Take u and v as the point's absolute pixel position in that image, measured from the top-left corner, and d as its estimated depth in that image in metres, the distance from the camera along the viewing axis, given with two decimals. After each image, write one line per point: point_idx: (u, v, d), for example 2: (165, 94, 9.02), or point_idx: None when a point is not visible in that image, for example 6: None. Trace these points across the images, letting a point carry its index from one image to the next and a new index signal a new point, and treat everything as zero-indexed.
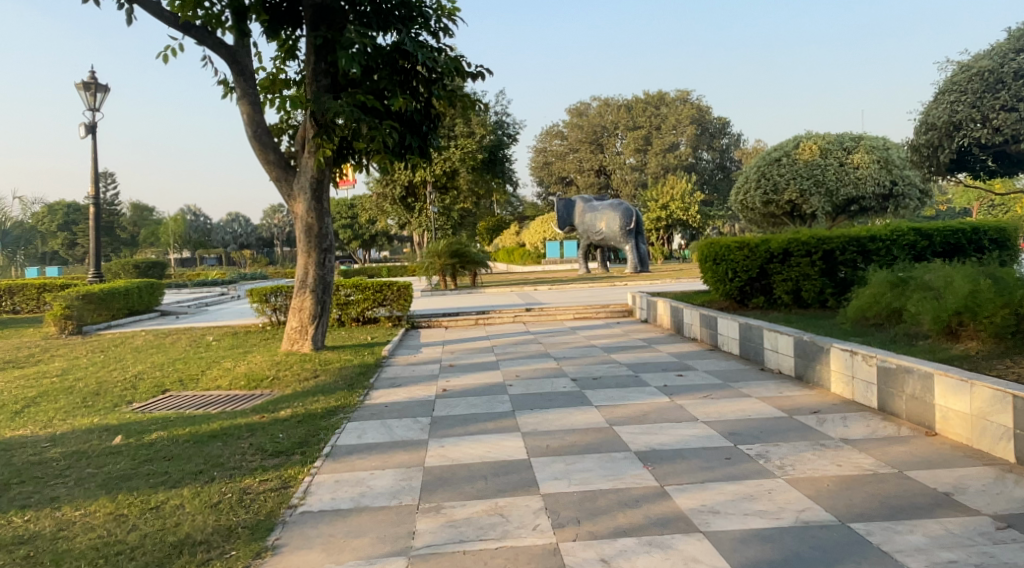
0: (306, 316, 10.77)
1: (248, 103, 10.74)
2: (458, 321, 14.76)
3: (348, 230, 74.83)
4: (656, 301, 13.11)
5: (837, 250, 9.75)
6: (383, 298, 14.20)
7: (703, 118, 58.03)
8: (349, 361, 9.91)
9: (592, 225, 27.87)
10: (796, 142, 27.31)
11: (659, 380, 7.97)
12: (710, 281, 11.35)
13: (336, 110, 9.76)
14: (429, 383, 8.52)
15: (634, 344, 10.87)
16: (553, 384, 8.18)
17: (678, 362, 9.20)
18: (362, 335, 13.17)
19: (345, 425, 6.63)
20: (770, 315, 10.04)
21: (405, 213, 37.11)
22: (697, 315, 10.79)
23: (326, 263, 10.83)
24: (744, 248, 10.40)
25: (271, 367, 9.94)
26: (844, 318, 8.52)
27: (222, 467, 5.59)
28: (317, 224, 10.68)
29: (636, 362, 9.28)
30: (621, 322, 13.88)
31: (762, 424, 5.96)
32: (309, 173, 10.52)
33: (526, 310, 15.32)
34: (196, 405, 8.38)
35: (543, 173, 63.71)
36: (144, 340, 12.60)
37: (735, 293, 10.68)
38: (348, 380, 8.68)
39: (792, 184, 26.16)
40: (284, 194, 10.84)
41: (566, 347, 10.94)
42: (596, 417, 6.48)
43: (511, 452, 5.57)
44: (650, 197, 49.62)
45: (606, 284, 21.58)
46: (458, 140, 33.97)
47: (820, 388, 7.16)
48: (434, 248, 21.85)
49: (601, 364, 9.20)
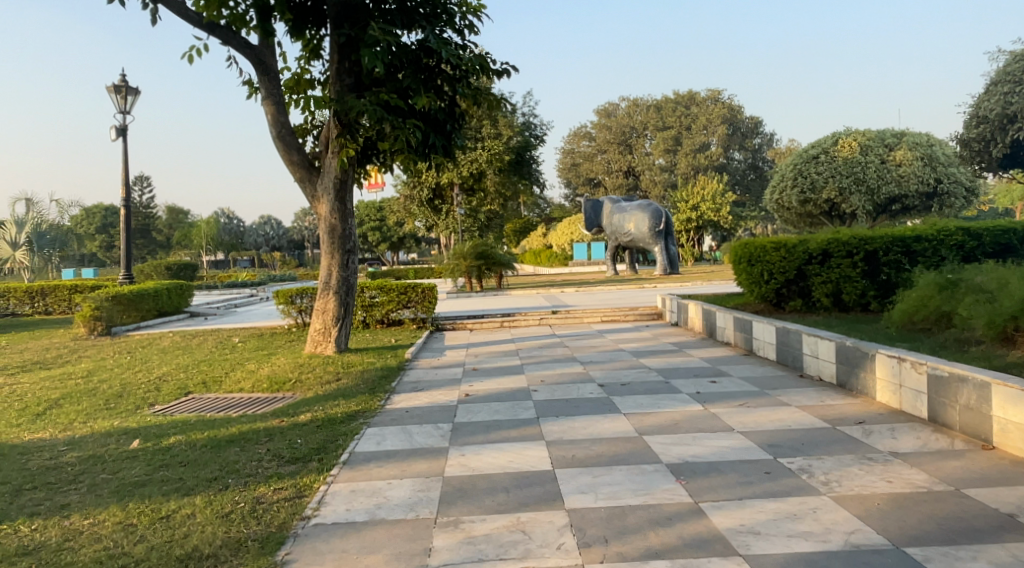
0: (329, 318, 10.61)
1: (272, 103, 10.62)
2: (484, 323, 14.51)
3: (378, 232, 75.23)
4: (687, 304, 12.76)
5: (880, 251, 9.33)
6: (407, 300, 14.05)
7: (734, 117, 57.29)
8: (372, 364, 9.67)
9: (621, 226, 27.48)
10: (836, 138, 26.75)
11: (691, 387, 7.63)
12: (745, 283, 10.97)
13: (360, 109, 9.58)
14: (452, 388, 8.27)
15: (664, 348, 10.52)
16: (580, 389, 7.88)
17: (711, 367, 8.84)
18: (386, 337, 12.97)
19: (365, 431, 6.37)
20: (808, 319, 9.65)
21: (433, 215, 37.03)
22: (731, 318, 10.42)
23: (349, 265, 10.67)
24: (780, 249, 10.02)
25: (294, 370, 9.74)
26: (889, 322, 8.12)
27: (237, 474, 5.36)
28: (340, 225, 10.54)
29: (666, 368, 8.94)
30: (650, 325, 13.54)
31: (802, 436, 5.62)
32: (332, 173, 10.39)
33: (553, 312, 15.05)
34: (216, 406, 8.15)
35: (572, 175, 63.38)
36: (170, 341, 12.53)
37: (772, 295, 10.30)
38: (371, 383, 8.42)
39: (831, 182, 25.75)
40: (307, 195, 10.71)
41: (594, 351, 10.63)
42: (625, 425, 6.18)
43: (535, 462, 5.29)
44: (680, 197, 49.04)
45: (634, 285, 21.22)
46: (485, 141, 33.78)
47: (864, 397, 6.78)
48: (461, 249, 21.67)
49: (630, 369, 8.87)
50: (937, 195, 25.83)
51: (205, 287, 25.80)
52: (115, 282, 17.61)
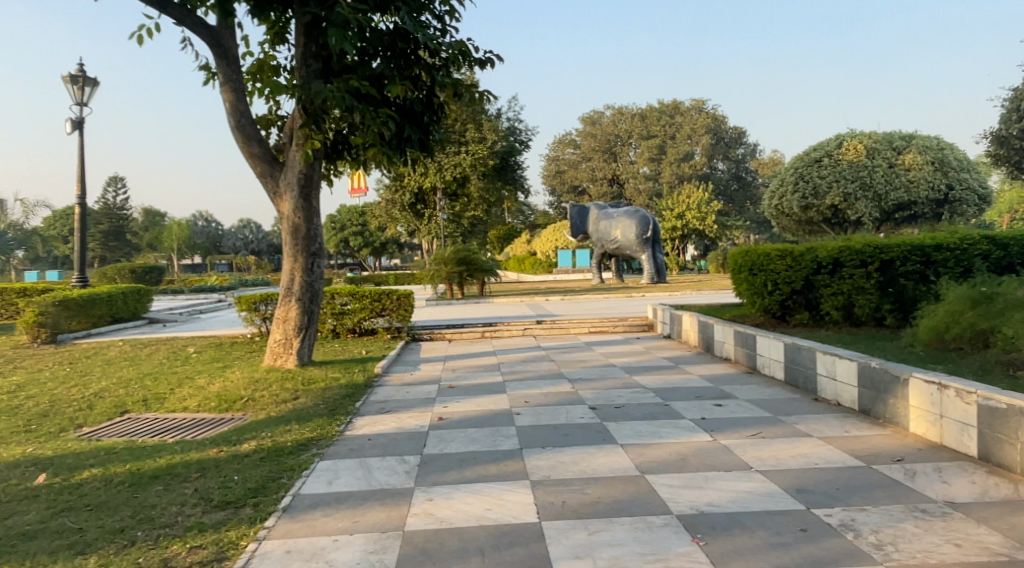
0: (291, 327, 9.60)
1: (231, 89, 9.62)
2: (463, 334, 13.54)
3: (359, 237, 74.16)
4: (682, 315, 11.88)
5: (898, 261, 8.49)
6: (381, 307, 13.08)
7: (719, 127, 56.93)
8: (336, 381, 8.66)
9: (607, 232, 26.63)
10: (840, 141, 26.15)
11: (694, 411, 6.73)
12: (744, 293, 10.11)
13: (325, 96, 8.59)
14: (424, 409, 7.32)
15: (659, 364, 9.63)
16: (568, 412, 6.96)
17: (713, 387, 7.96)
18: (355, 349, 11.93)
19: (316, 466, 5.40)
20: (817, 334, 8.80)
21: (415, 220, 36.03)
22: (732, 332, 9.55)
23: (315, 269, 9.68)
24: (786, 257, 9.15)
25: (248, 387, 8.72)
26: (913, 339, 7.28)
27: (151, 524, 4.36)
28: (305, 225, 9.56)
29: (664, 387, 8.04)
30: (641, 337, 12.66)
31: (836, 479, 4.74)
32: (296, 168, 9.43)
33: (537, 322, 14.11)
34: (153, 431, 7.12)
35: (556, 182, 62.63)
36: (118, 352, 11.43)
37: (775, 308, 9.42)
38: (332, 405, 7.43)
39: (835, 188, 25.25)
40: (269, 192, 9.75)
41: (583, 366, 9.71)
42: (623, 460, 5.27)
43: (518, 511, 4.37)
44: (665, 205, 48.42)
45: (622, 295, 20.38)
46: (468, 146, 32.79)
47: (895, 428, 5.93)
48: (441, 255, 20.70)
49: (623, 389, 7.97)
50: (948, 202, 25.04)
51: (173, 292, 24.61)
52: (69, 286, 16.45)
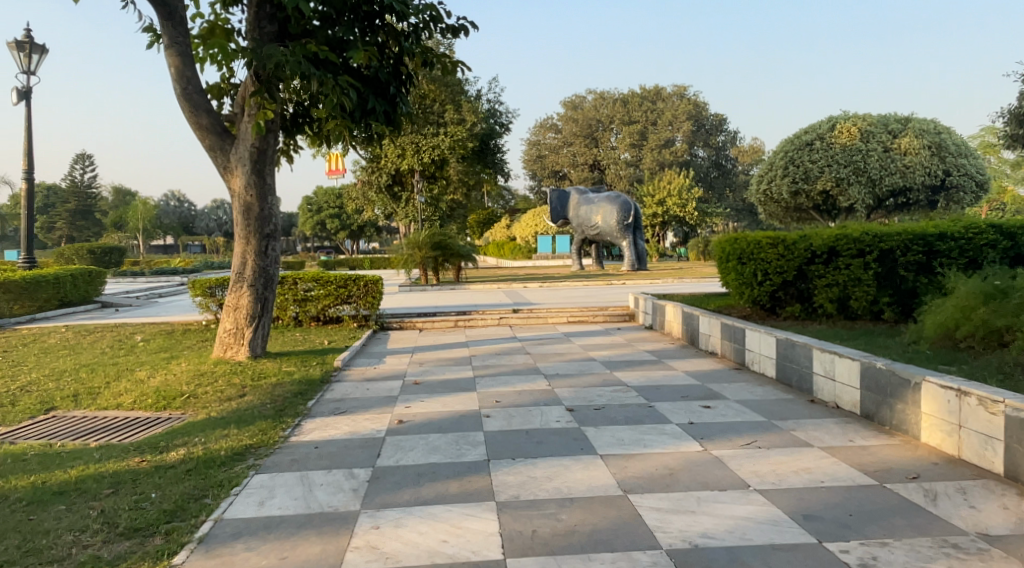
0: (242, 316, 8.85)
1: (177, 54, 8.85)
2: (435, 323, 12.82)
3: (336, 220, 73.02)
4: (664, 305, 11.24)
5: (899, 250, 7.90)
6: (347, 294, 12.32)
7: (700, 114, 56.40)
8: (289, 375, 7.94)
9: (587, 218, 25.97)
10: (832, 124, 25.59)
11: (681, 414, 6.10)
12: (731, 284, 9.46)
13: (277, 60, 7.84)
14: (384, 409, 6.63)
15: (642, 358, 8.99)
16: (543, 414, 6.29)
17: (700, 385, 7.33)
18: (317, 339, 11.16)
19: (249, 482, 4.70)
20: (810, 329, 8.19)
21: (391, 203, 35.15)
22: (719, 325, 8.93)
23: (269, 252, 8.93)
24: (778, 245, 8.50)
25: (191, 381, 7.98)
26: (918, 336, 6.69)
27: (36, 560, 3.65)
28: (258, 204, 8.82)
29: (647, 385, 7.41)
30: (622, 328, 12.03)
31: (847, 502, 4.13)
32: (248, 141, 8.72)
33: (512, 311, 13.42)
34: (79, 432, 6.37)
35: (536, 167, 61.83)
36: (59, 340, 10.59)
37: (765, 300, 8.78)
38: (281, 404, 6.72)
39: (826, 174, 24.76)
40: (219, 167, 9.02)
41: (559, 360, 9.06)
42: (603, 475, 4.62)
43: (480, 543, 3.71)
44: (645, 191, 47.91)
45: (604, 282, 19.78)
46: (446, 128, 31.78)
47: (904, 436, 5.34)
48: (415, 239, 19.91)
49: (604, 386, 7.32)
50: (944, 188, 24.68)
51: (135, 275, 23.64)
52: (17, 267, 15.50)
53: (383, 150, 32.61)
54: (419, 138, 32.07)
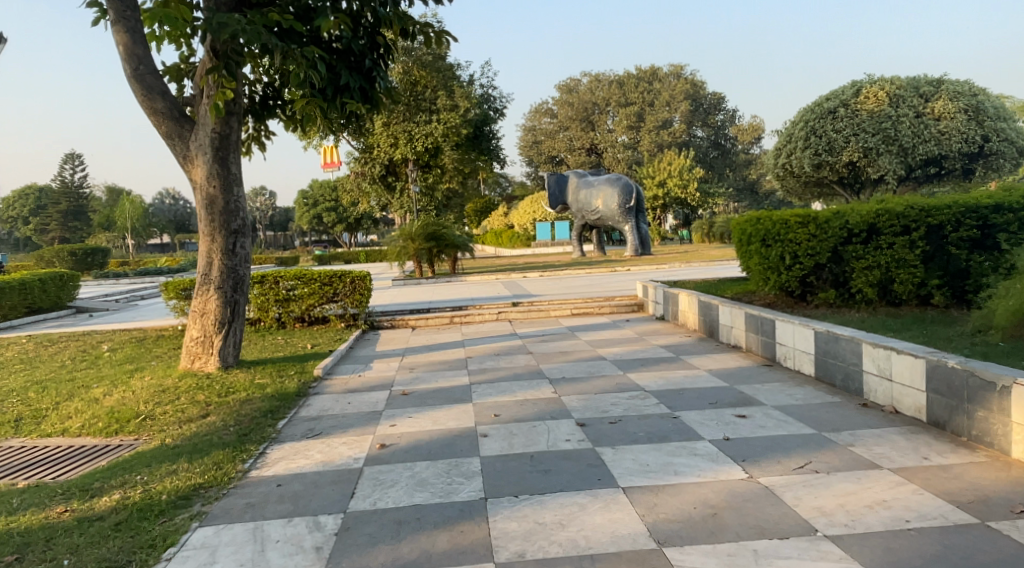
0: (210, 322, 7.91)
1: (126, 31, 7.93)
2: (429, 320, 11.87)
3: (333, 213, 72.12)
4: (677, 293, 10.30)
5: (949, 226, 6.95)
6: (333, 292, 11.38)
7: (697, 93, 55.27)
8: (260, 389, 6.99)
9: (587, 202, 24.98)
10: (857, 88, 24.35)
11: (714, 427, 5.16)
12: (754, 269, 8.55)
13: (231, 29, 6.90)
14: (365, 428, 5.69)
15: (658, 355, 8.05)
16: (551, 430, 5.36)
17: (729, 387, 6.40)
18: (300, 343, 10.20)
19: (188, 538, 3.77)
20: (848, 317, 7.26)
21: (386, 193, 34.13)
22: (743, 315, 7.99)
23: (238, 250, 7.98)
24: (808, 225, 7.59)
25: (152, 398, 7.06)
26: (983, 324, 5.75)
27: None
28: (223, 196, 7.88)
29: (668, 389, 6.48)
30: (631, 319, 11.10)
31: (949, 553, 3.21)
32: (208, 125, 7.80)
33: (512, 304, 12.48)
34: (9, 469, 5.45)
35: (533, 153, 60.80)
36: (16, 354, 9.65)
37: (795, 285, 7.87)
38: (246, 426, 5.77)
39: (853, 144, 23.61)
40: (179, 157, 8.08)
41: (565, 360, 8.13)
42: (631, 519, 3.69)
43: None
44: (645, 173, 46.89)
45: (608, 269, 18.83)
46: (439, 114, 30.62)
47: (989, 452, 4.42)
48: (407, 230, 18.92)
49: (619, 392, 6.38)
50: (982, 155, 23.68)
51: (117, 276, 22.67)
52: None
53: (375, 139, 31.53)
54: (411, 126, 31.00)
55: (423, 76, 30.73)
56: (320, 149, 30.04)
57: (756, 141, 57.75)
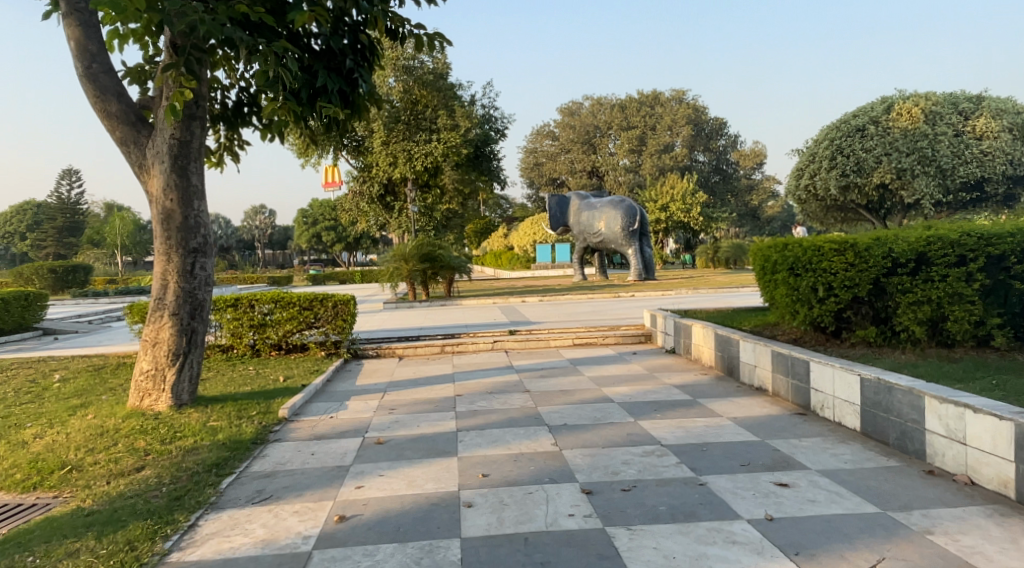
0: (163, 353, 6.96)
1: (78, 25, 7.05)
2: (418, 349, 10.88)
3: (332, 232, 71.46)
4: (689, 323, 9.34)
5: (1012, 257, 6.05)
6: (313, 318, 10.43)
7: (699, 117, 54.62)
8: (212, 434, 6.02)
9: (589, 224, 24.09)
10: (888, 105, 23.59)
11: (751, 501, 4.20)
12: (779, 300, 7.58)
13: (189, 19, 5.97)
14: (326, 491, 4.72)
15: (673, 397, 7.09)
16: (550, 500, 4.39)
17: (760, 442, 5.44)
18: (273, 374, 9.21)
19: None
20: (894, 358, 6.30)
21: (384, 213, 33.23)
22: (770, 353, 7.01)
23: (197, 272, 7.05)
24: (846, 252, 6.63)
25: (87, 443, 6.09)
26: None
27: None
28: (181, 210, 6.94)
29: (690, 442, 5.51)
30: (638, 352, 10.15)
31: None
32: (166, 130, 6.88)
33: (509, 332, 11.52)
34: None
35: (534, 175, 60.17)
36: None
37: (829, 321, 6.90)
38: (183, 487, 4.81)
39: (885, 164, 22.78)
40: (133, 166, 7.15)
41: (568, 401, 7.17)
42: None
43: None
44: (647, 197, 46.08)
45: (610, 295, 17.89)
46: (440, 134, 29.75)
47: None
48: (400, 250, 17.99)
49: (631, 445, 5.43)
50: None
51: (95, 295, 21.60)
52: None
53: (374, 157, 30.68)
54: (411, 145, 30.07)
55: (424, 94, 29.86)
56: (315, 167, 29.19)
57: (758, 166, 57.08)
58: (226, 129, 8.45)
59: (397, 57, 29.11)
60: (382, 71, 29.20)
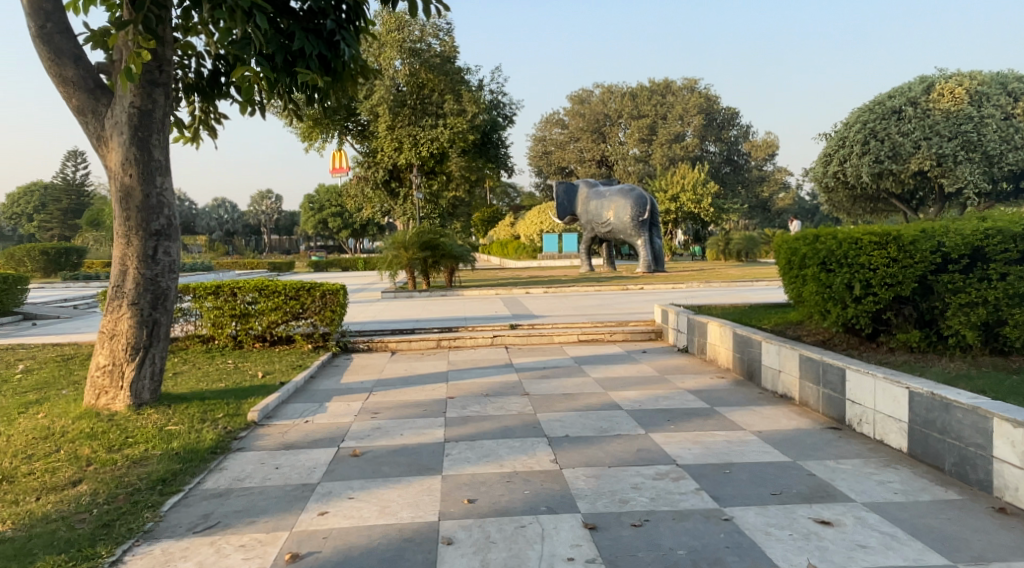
0: (120, 346, 6.27)
1: None
2: (412, 344, 10.17)
3: (338, 219, 70.87)
4: (705, 321, 8.59)
5: None
6: (300, 309, 9.72)
7: (711, 107, 53.53)
8: (166, 442, 5.33)
9: (598, 213, 23.31)
10: (927, 85, 22.24)
11: (787, 547, 3.47)
12: (807, 296, 6.83)
13: None
14: (281, 518, 4.02)
15: (688, 404, 6.35)
16: (545, 537, 3.66)
17: (792, 463, 4.71)
18: (253, 369, 8.51)
19: None
20: (943, 366, 5.57)
21: (389, 200, 32.47)
22: (798, 357, 6.26)
23: (159, 256, 6.35)
24: (889, 246, 5.87)
25: (26, 448, 5.41)
26: None
27: None
28: (141, 187, 6.23)
29: (710, 461, 4.78)
30: (648, 350, 9.40)
31: None
32: (125, 97, 6.17)
33: (510, 326, 10.79)
34: None
35: (542, 163, 59.35)
36: None
37: (865, 321, 6.15)
38: (116, 511, 4.12)
39: (925, 149, 21.40)
40: (91, 137, 6.43)
41: (571, 407, 6.44)
42: None
43: None
44: (658, 187, 45.19)
45: (618, 287, 17.11)
46: (446, 119, 28.95)
47: None
48: (400, 237, 17.27)
49: (641, 464, 4.70)
50: None
51: (87, 278, 20.92)
52: None
53: (379, 143, 29.88)
54: (417, 130, 29.25)
55: (431, 79, 29.08)
56: (318, 151, 28.43)
57: (770, 157, 56.06)
58: (202, 100, 7.73)
59: (403, 39, 28.24)
60: (388, 53, 28.31)
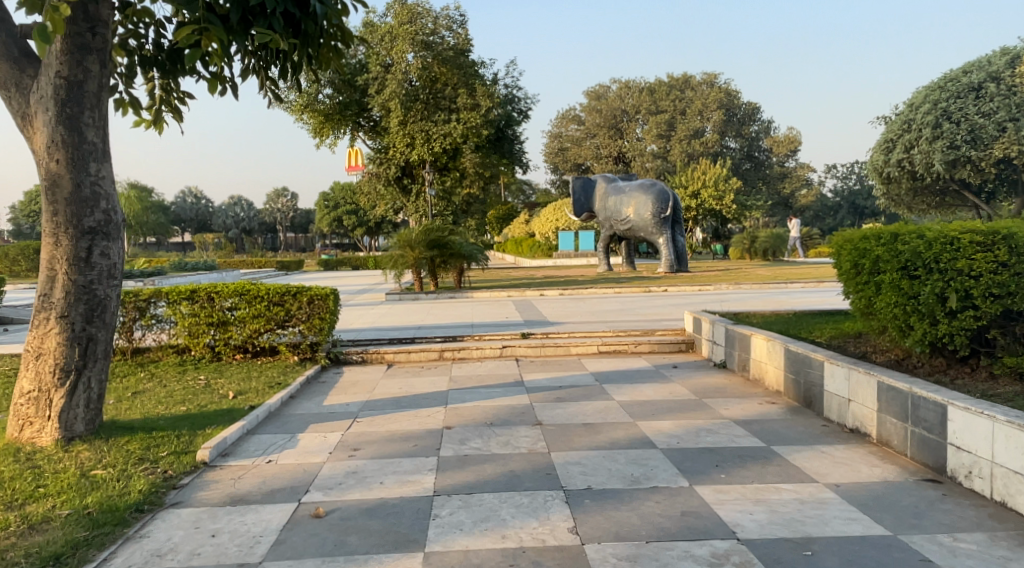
0: (46, 368, 5.17)
1: None
2: (412, 355, 9.05)
3: (353, 216, 70.06)
4: (746, 333, 7.41)
5: None
6: (284, 316, 8.61)
7: (731, 102, 52.03)
8: (81, 495, 4.22)
9: (616, 210, 22.10)
10: (1007, 58, 19.71)
11: None
12: (877, 307, 5.66)
13: None
14: None
15: (738, 441, 5.17)
16: None
17: (893, 536, 3.54)
18: (225, 386, 7.38)
19: None
20: None
21: (401, 197, 31.38)
22: (875, 385, 5.06)
23: (95, 259, 5.23)
24: (997, 248, 4.74)
25: None
26: None
27: None
28: (70, 174, 5.13)
29: (782, 532, 3.61)
30: (680, 365, 8.21)
31: None
32: (50, 66, 5.07)
33: (521, 335, 9.63)
34: None
35: (558, 160, 58.14)
36: None
37: (961, 341, 4.98)
38: None
39: (1012, 131, 18.77)
40: (16, 114, 5.33)
41: (592, 442, 5.28)
42: None
43: None
44: (677, 182, 43.81)
45: (639, 289, 15.91)
46: (459, 113, 27.80)
47: None
48: (406, 235, 16.15)
49: (690, 538, 3.56)
50: None
51: None
52: None
53: (391, 138, 28.76)
54: (429, 125, 28.10)
55: (444, 72, 27.92)
56: (328, 147, 27.40)
57: (791, 154, 54.52)
58: (161, 76, 6.62)
59: (416, 31, 27.06)
60: (400, 45, 27.01)
